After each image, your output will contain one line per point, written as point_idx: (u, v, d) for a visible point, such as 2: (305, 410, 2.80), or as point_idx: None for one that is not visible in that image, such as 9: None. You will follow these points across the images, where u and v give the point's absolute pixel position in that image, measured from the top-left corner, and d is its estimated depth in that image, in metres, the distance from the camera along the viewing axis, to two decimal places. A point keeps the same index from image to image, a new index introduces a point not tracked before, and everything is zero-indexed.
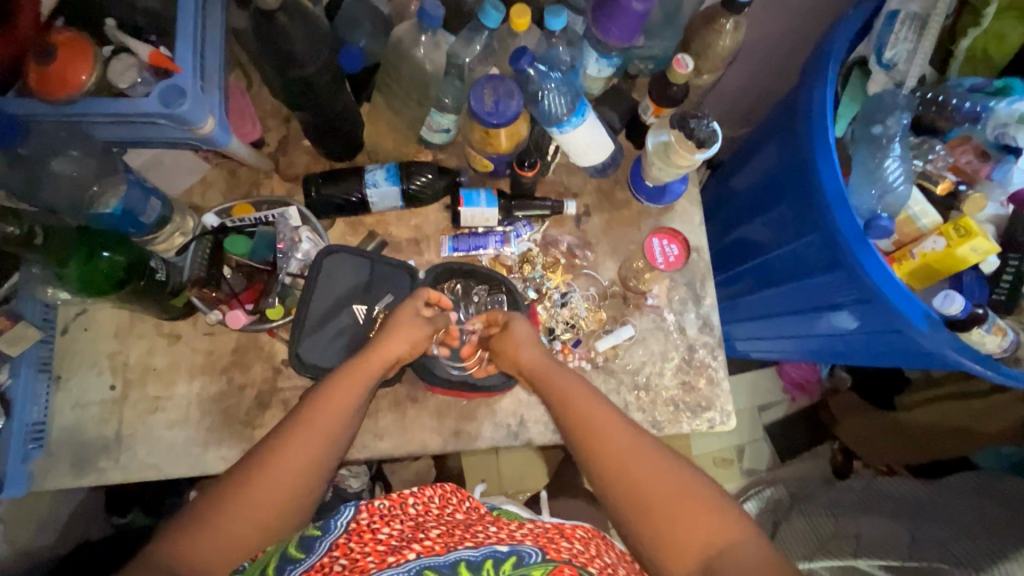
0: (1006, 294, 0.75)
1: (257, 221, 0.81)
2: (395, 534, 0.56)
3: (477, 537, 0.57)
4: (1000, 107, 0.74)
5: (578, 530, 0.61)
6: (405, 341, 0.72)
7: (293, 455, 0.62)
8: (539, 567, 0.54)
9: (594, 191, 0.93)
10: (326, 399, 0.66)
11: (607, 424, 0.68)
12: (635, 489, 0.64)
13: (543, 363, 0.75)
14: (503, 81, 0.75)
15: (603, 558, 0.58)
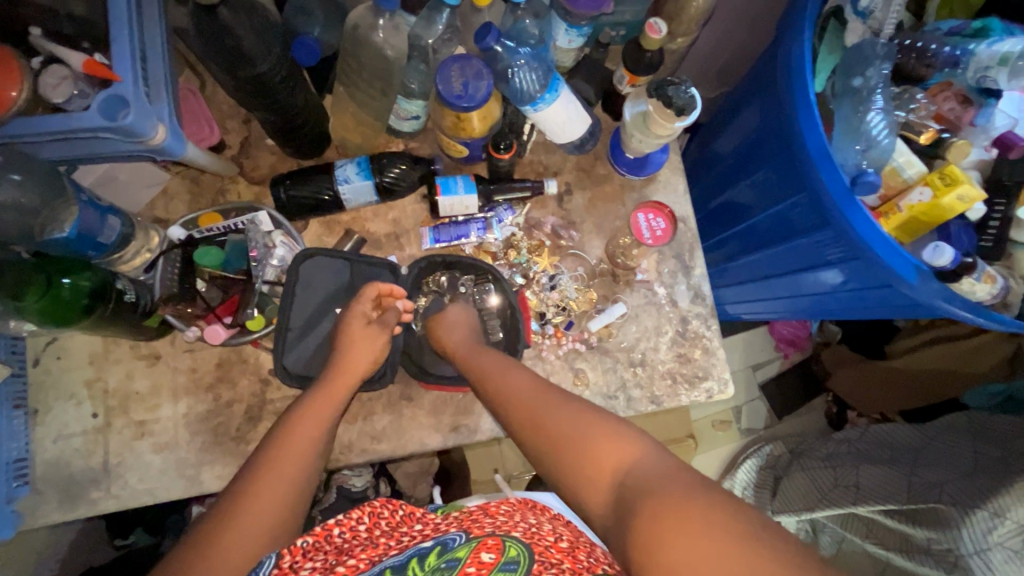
0: (993, 241, 0.75)
1: (227, 230, 0.77)
2: (319, 565, 0.50)
3: (403, 542, 0.53)
4: (980, 48, 0.73)
5: (502, 506, 0.56)
6: (367, 352, 0.69)
7: (262, 496, 0.53)
8: (463, 549, 0.49)
9: (574, 167, 0.90)
10: (301, 426, 0.60)
11: (512, 374, 0.62)
12: (536, 426, 0.55)
13: (457, 339, 0.72)
14: (470, 61, 0.71)
15: (526, 520, 0.54)
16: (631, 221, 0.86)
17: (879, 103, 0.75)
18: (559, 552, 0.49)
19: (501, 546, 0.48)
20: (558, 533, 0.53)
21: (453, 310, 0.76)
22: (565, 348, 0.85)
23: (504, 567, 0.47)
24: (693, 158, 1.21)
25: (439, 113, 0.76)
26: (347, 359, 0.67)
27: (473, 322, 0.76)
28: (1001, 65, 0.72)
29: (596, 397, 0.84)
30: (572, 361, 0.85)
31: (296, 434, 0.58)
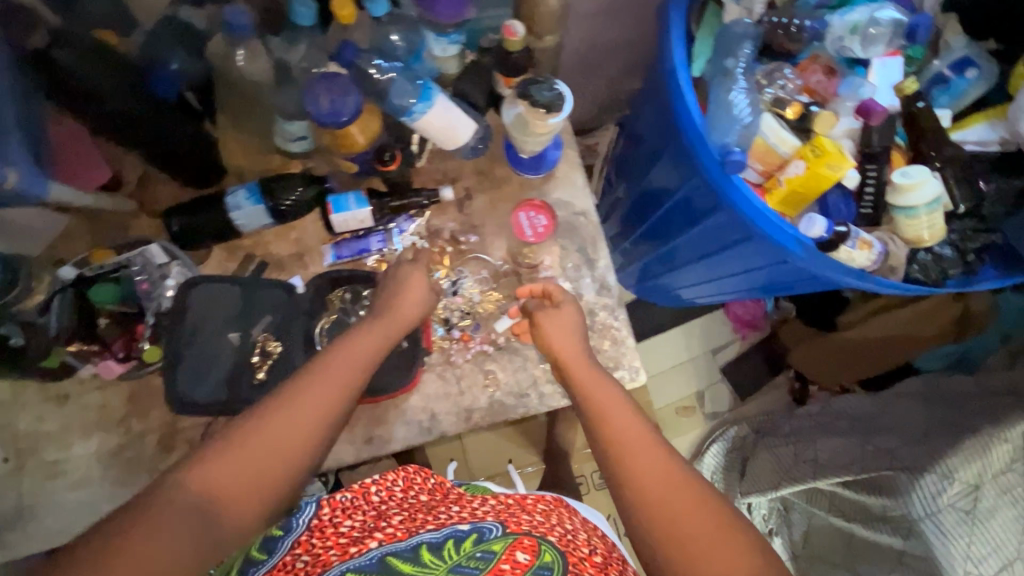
0: (872, 207, 0.75)
1: (124, 263, 0.77)
2: (357, 524, 0.59)
3: (438, 519, 0.59)
4: (834, 20, 0.75)
5: (538, 504, 0.67)
6: (414, 300, 0.73)
7: (318, 393, 0.59)
8: (498, 541, 0.55)
9: (473, 172, 0.91)
10: (347, 355, 0.63)
11: (628, 416, 0.62)
12: (643, 483, 0.57)
13: (563, 340, 0.73)
14: (336, 78, 0.72)
15: (562, 526, 0.63)
16: (512, 221, 0.87)
17: (744, 83, 0.77)
18: (591, 566, 0.57)
19: (536, 548, 0.55)
20: (591, 544, 0.62)
21: (559, 308, 0.76)
22: (473, 351, 0.85)
23: (537, 571, 0.52)
24: (624, 150, 1.24)
25: (318, 131, 0.79)
26: (395, 308, 0.71)
27: (578, 327, 0.75)
28: (853, 34, 0.74)
29: (508, 396, 0.85)
30: (481, 364, 0.85)
31: (341, 360, 0.62)
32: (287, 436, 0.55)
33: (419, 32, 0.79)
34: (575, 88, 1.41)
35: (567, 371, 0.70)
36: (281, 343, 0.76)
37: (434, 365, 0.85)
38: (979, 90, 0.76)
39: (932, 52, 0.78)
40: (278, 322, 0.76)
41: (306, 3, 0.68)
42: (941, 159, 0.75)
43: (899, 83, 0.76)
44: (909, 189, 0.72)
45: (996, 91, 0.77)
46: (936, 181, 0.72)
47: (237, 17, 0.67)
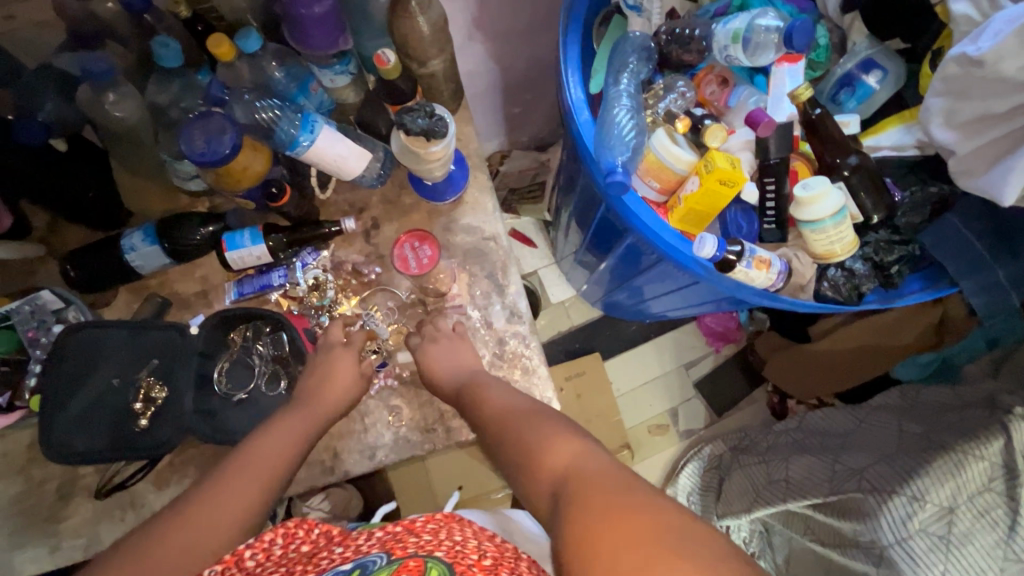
0: (774, 224, 0.71)
1: (12, 312, 0.75)
2: None
3: (319, 567, 0.50)
4: (718, 29, 0.71)
5: (428, 518, 0.53)
6: (341, 385, 0.75)
7: (225, 496, 0.59)
8: (383, 570, 0.46)
9: (380, 201, 0.89)
10: (264, 448, 0.65)
11: (503, 392, 0.68)
12: (503, 424, 0.62)
13: (440, 350, 0.78)
14: (211, 117, 0.71)
15: (452, 538, 0.50)
16: (397, 253, 0.84)
17: (629, 102, 0.73)
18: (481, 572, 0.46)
19: (422, 568, 0.45)
20: (483, 548, 0.50)
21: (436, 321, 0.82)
22: (377, 386, 0.83)
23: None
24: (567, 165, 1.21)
25: (202, 171, 0.77)
26: (318, 395, 0.73)
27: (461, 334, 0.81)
28: (735, 43, 0.69)
29: (413, 432, 0.82)
30: (386, 399, 0.83)
31: (263, 456, 0.64)
32: (206, 527, 0.56)
33: (305, 67, 0.78)
34: (522, 105, 1.39)
35: (463, 379, 0.74)
36: (167, 389, 0.74)
37: None
38: (889, 90, 0.72)
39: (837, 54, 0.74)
40: (166, 365, 0.75)
41: (169, 46, 0.68)
42: (848, 167, 0.70)
43: (794, 90, 0.68)
44: (811, 202, 0.66)
45: (908, 93, 0.72)
46: (839, 191, 0.67)
47: (95, 64, 0.68)
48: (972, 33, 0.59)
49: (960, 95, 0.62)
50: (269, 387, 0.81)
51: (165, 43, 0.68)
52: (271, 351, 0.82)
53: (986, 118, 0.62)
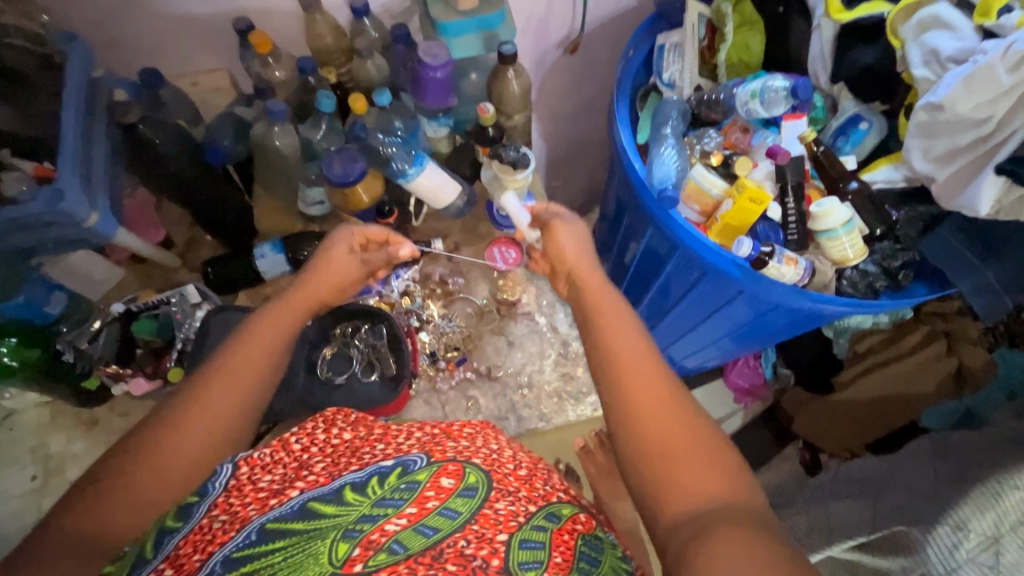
0: (796, 234, 0.88)
1: (162, 300, 0.90)
2: (276, 478, 0.57)
3: (363, 459, 0.58)
4: (739, 90, 0.93)
5: (465, 429, 0.64)
6: (338, 273, 0.78)
7: (208, 397, 0.64)
8: (423, 471, 0.55)
9: (460, 229, 1.06)
10: (257, 334, 0.70)
11: (614, 316, 0.70)
12: (616, 362, 0.64)
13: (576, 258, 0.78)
14: (347, 150, 0.92)
15: (488, 446, 0.61)
16: (487, 254, 0.96)
17: (673, 144, 0.95)
18: (516, 480, 0.57)
19: (461, 472, 0.55)
20: (516, 459, 0.61)
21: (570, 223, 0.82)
22: (457, 378, 0.94)
23: (462, 492, 0.53)
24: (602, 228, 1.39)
25: (331, 192, 0.96)
26: (309, 284, 0.76)
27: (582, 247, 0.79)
28: (753, 99, 0.91)
29: (488, 419, 0.92)
30: (464, 390, 0.94)
31: (248, 355, 0.67)
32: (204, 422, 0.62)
33: (415, 119, 1.00)
34: (561, 179, 1.61)
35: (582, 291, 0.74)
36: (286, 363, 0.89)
37: (422, 391, 0.94)
38: (875, 137, 0.91)
39: (832, 113, 0.95)
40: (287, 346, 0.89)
41: (329, 96, 0.89)
42: (850, 191, 0.89)
43: (800, 132, 0.90)
44: (824, 215, 0.84)
45: (893, 139, 0.91)
46: (846, 206, 0.85)
47: (275, 105, 0.88)
48: (931, 88, 0.79)
49: (931, 135, 0.80)
50: (363, 373, 0.90)
51: (326, 94, 0.90)
52: (367, 345, 0.91)
53: (955, 150, 0.80)
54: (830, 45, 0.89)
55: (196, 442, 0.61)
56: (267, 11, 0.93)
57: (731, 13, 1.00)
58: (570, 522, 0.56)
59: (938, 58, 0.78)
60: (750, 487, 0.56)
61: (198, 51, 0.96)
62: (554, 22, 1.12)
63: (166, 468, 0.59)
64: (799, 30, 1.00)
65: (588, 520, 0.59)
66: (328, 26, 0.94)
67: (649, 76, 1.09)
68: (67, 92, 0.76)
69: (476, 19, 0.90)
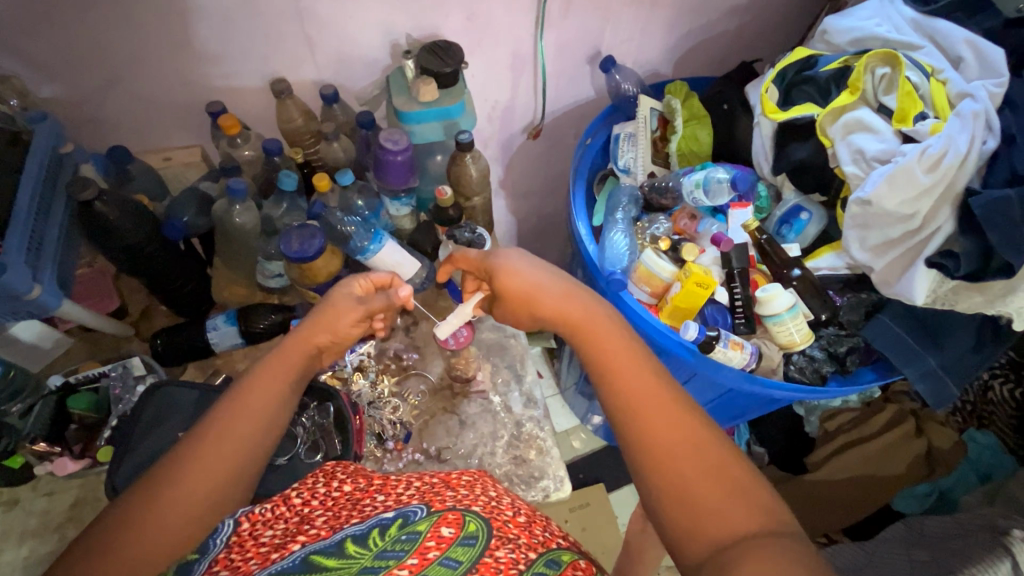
0: (744, 319, 0.89)
1: (106, 371, 0.89)
2: (278, 532, 0.56)
3: (364, 512, 0.57)
4: (686, 178, 0.97)
5: (463, 478, 0.63)
6: (345, 315, 0.77)
7: (219, 445, 0.63)
8: (424, 521, 0.53)
9: (419, 304, 1.07)
10: (263, 383, 0.69)
11: (615, 342, 0.65)
12: (622, 392, 0.60)
13: (533, 279, 0.73)
14: (307, 228, 0.93)
15: (487, 494, 0.60)
16: (437, 333, 0.94)
17: (624, 228, 0.99)
18: (515, 527, 0.55)
19: (461, 521, 0.53)
20: (516, 507, 0.59)
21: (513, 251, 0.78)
22: (405, 459, 0.91)
23: (462, 541, 0.51)
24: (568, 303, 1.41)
25: (288, 266, 0.97)
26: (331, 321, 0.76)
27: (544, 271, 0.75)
28: (698, 188, 0.95)
29: None
30: (412, 472, 0.90)
31: (255, 399, 0.67)
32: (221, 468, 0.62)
33: (378, 198, 1.03)
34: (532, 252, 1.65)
35: (575, 321, 0.69)
36: None
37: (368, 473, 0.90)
38: (816, 226, 0.95)
39: (775, 202, 1.00)
40: None
41: (291, 175, 0.93)
42: (795, 278, 0.91)
43: (745, 220, 0.94)
44: (769, 300, 0.85)
45: (833, 229, 0.95)
46: (789, 292, 0.87)
47: (237, 183, 0.90)
48: (861, 184, 0.83)
49: (865, 227, 0.84)
50: (307, 455, 0.87)
51: (289, 174, 0.93)
52: (314, 424, 0.89)
53: (889, 242, 0.83)
54: (770, 139, 0.95)
55: (195, 487, 0.60)
56: (241, 95, 0.99)
57: (680, 108, 1.08)
58: (571, 569, 0.52)
59: (865, 158, 0.83)
60: (779, 505, 0.52)
61: (173, 129, 1.00)
62: (518, 109, 1.19)
63: (165, 507, 0.58)
64: (742, 125, 1.07)
65: (589, 566, 0.54)
66: (299, 110, 0.99)
67: (607, 161, 1.15)
68: (29, 165, 0.79)
69: (435, 110, 0.94)
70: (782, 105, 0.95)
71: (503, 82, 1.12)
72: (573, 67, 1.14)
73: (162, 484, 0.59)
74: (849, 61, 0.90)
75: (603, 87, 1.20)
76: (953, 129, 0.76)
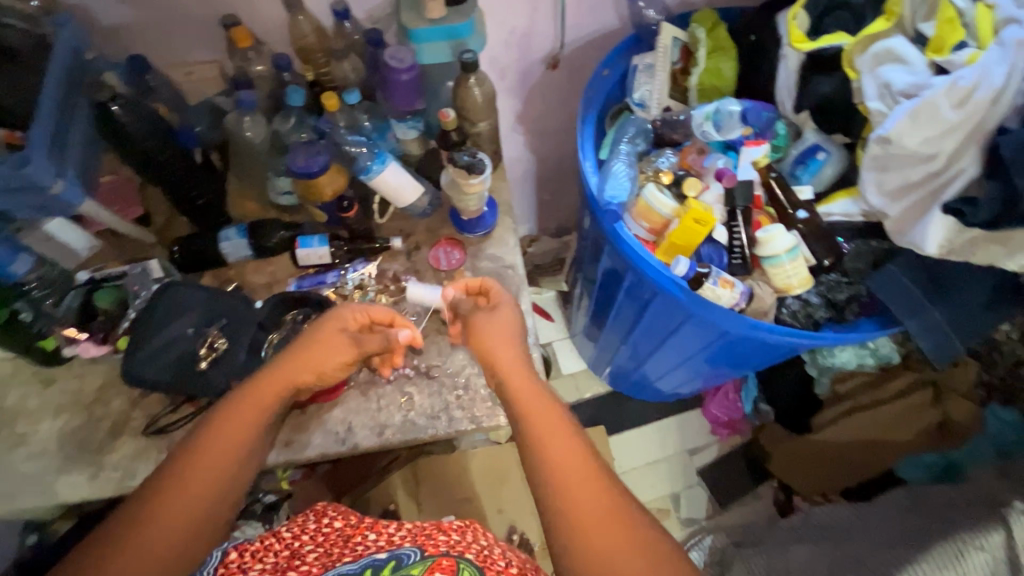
0: (740, 259, 0.88)
1: (127, 271, 0.96)
2: (269, 565, 0.74)
3: (356, 550, 0.74)
4: (696, 112, 0.93)
5: (455, 523, 0.79)
6: (332, 355, 0.82)
7: (171, 496, 0.68)
8: (418, 564, 0.69)
9: (423, 229, 1.08)
10: (213, 439, 0.72)
11: (553, 421, 0.73)
12: (541, 450, 0.71)
13: (501, 341, 0.84)
14: (313, 145, 0.96)
15: (478, 541, 0.76)
16: (431, 254, 1.06)
17: (629, 160, 0.97)
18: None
19: (454, 566, 0.69)
20: (506, 559, 0.74)
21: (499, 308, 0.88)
22: (396, 373, 0.95)
23: None
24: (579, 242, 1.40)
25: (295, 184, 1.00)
26: (313, 360, 0.81)
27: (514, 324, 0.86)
28: (707, 121, 0.92)
29: (420, 417, 0.92)
30: (401, 386, 0.94)
31: (205, 455, 0.71)
32: (160, 525, 0.66)
33: (387, 120, 1.04)
34: (550, 193, 1.63)
35: (507, 380, 0.80)
36: (227, 341, 0.88)
37: (360, 383, 0.94)
38: (833, 168, 0.90)
39: (794, 140, 0.94)
40: (233, 327, 0.89)
41: (298, 90, 0.94)
42: (800, 220, 0.88)
43: (755, 158, 0.91)
44: (768, 241, 0.84)
45: (852, 171, 0.89)
46: (791, 234, 0.85)
47: (245, 97, 0.93)
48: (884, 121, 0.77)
49: (884, 169, 0.79)
50: None
51: (295, 89, 0.94)
52: None
53: (908, 186, 0.78)
54: (794, 73, 0.89)
55: (141, 548, 0.65)
56: (253, 9, 0.98)
57: (705, 38, 1.01)
58: None
59: (891, 92, 0.77)
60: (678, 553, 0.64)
61: (190, 44, 1.02)
62: (536, 36, 1.15)
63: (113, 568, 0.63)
64: (773, 57, 0.99)
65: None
66: (310, 26, 0.99)
67: (624, 95, 1.11)
68: (53, 64, 0.83)
69: (441, 28, 0.93)
70: (811, 33, 0.88)
71: (520, 5, 1.07)
72: None
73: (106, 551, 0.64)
74: None
75: (627, 16, 1.13)
76: (989, 59, 0.69)
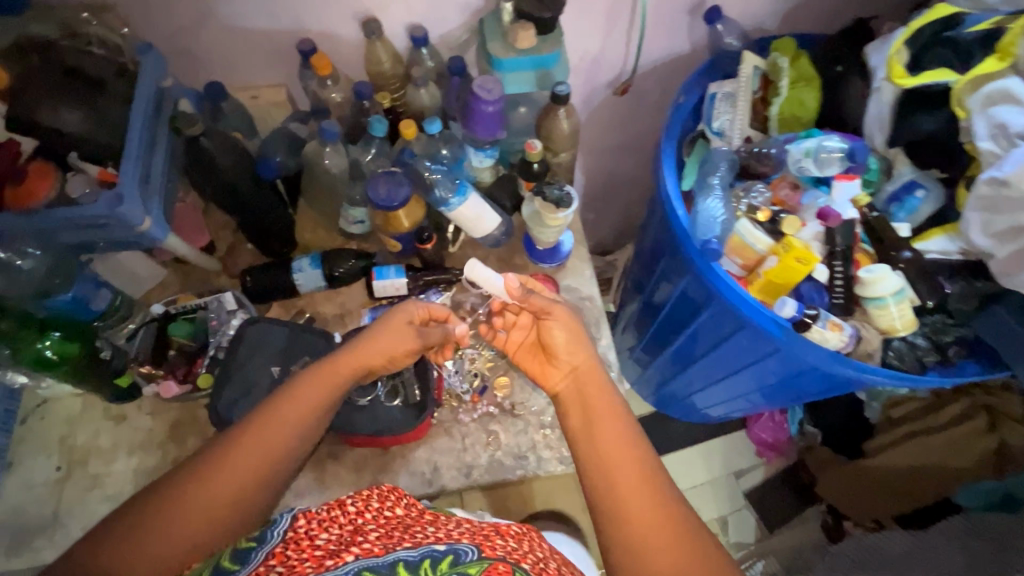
0: (842, 298, 0.87)
1: (203, 304, 0.92)
2: (333, 538, 0.58)
3: (415, 538, 0.60)
4: (793, 147, 0.93)
5: (513, 528, 0.67)
6: (393, 344, 0.75)
7: (226, 464, 0.64)
8: (474, 565, 0.56)
9: (495, 259, 1.06)
10: (292, 401, 0.68)
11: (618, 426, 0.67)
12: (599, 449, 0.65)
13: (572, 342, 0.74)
14: (394, 175, 0.93)
15: (535, 553, 0.63)
16: None
17: (720, 194, 0.95)
18: None
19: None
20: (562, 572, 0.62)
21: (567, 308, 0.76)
22: (480, 411, 0.93)
23: None
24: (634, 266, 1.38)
25: (373, 214, 0.97)
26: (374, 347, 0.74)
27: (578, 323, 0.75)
28: (807, 157, 0.91)
29: (507, 457, 0.90)
30: (486, 424, 0.92)
31: (265, 431, 0.66)
32: (200, 492, 0.62)
33: (462, 147, 1.01)
34: (596, 212, 1.61)
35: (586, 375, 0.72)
36: None
37: (443, 420, 0.92)
38: (931, 206, 0.89)
39: (886, 176, 0.93)
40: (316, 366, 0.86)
41: (382, 121, 0.91)
42: (903, 260, 0.87)
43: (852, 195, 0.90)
44: (874, 282, 0.83)
45: (949, 209, 0.88)
46: (897, 275, 0.84)
47: (329, 126, 0.90)
48: (999, 162, 0.75)
49: (993, 210, 0.76)
50: (387, 398, 0.87)
51: (379, 119, 0.91)
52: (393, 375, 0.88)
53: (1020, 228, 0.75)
54: (890, 108, 0.87)
55: (191, 519, 0.61)
56: (331, 36, 0.95)
57: (788, 68, 0.99)
58: None
59: (1007, 133, 0.75)
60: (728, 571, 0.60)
61: (261, 69, 0.99)
62: (607, 60, 1.12)
63: (170, 528, 0.60)
64: (860, 89, 0.97)
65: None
66: (388, 53, 0.96)
67: (698, 123, 1.07)
68: (140, 96, 0.80)
69: (531, 58, 0.91)
70: (910, 69, 0.86)
71: (596, 30, 1.05)
72: (673, 16, 1.06)
73: (164, 504, 0.61)
74: (1003, 22, 0.82)
75: (700, 41, 1.12)
76: None
